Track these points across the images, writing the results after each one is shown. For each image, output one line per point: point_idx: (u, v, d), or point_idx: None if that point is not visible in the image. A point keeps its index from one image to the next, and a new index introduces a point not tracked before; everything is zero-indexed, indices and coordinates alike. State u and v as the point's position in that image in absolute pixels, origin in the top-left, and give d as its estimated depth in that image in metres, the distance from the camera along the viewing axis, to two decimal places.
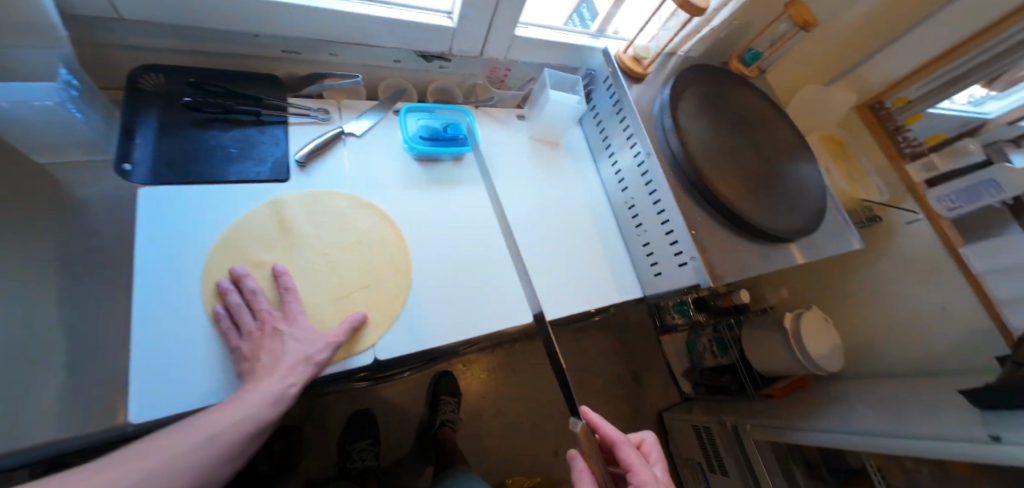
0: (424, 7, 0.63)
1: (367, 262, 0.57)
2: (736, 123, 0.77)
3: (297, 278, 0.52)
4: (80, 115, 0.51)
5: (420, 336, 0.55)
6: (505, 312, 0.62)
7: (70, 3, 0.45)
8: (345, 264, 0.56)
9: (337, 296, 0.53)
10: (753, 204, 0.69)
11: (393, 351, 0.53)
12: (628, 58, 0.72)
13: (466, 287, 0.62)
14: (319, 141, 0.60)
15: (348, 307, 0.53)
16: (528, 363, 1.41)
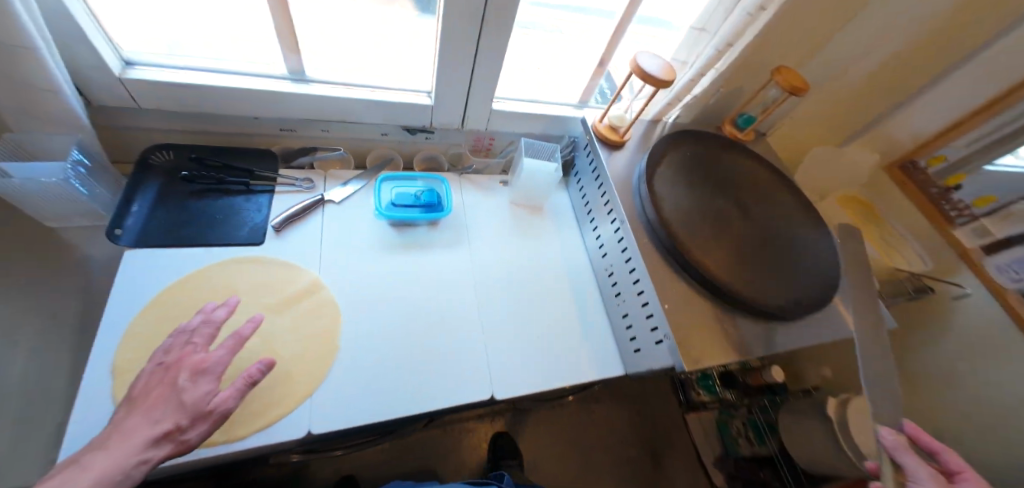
0: (404, 88, 0.69)
1: (322, 327, 0.57)
2: (724, 189, 0.73)
3: (249, 342, 0.53)
4: (86, 191, 0.57)
5: (361, 409, 0.52)
6: (459, 385, 0.58)
7: (91, 93, 0.55)
8: (300, 328, 0.56)
9: (285, 360, 0.53)
10: (743, 276, 0.63)
11: (328, 425, 0.50)
12: (604, 126, 0.73)
13: (420, 357, 0.59)
14: (297, 208, 0.65)
15: (293, 375, 0.52)
16: (532, 434, 1.29)
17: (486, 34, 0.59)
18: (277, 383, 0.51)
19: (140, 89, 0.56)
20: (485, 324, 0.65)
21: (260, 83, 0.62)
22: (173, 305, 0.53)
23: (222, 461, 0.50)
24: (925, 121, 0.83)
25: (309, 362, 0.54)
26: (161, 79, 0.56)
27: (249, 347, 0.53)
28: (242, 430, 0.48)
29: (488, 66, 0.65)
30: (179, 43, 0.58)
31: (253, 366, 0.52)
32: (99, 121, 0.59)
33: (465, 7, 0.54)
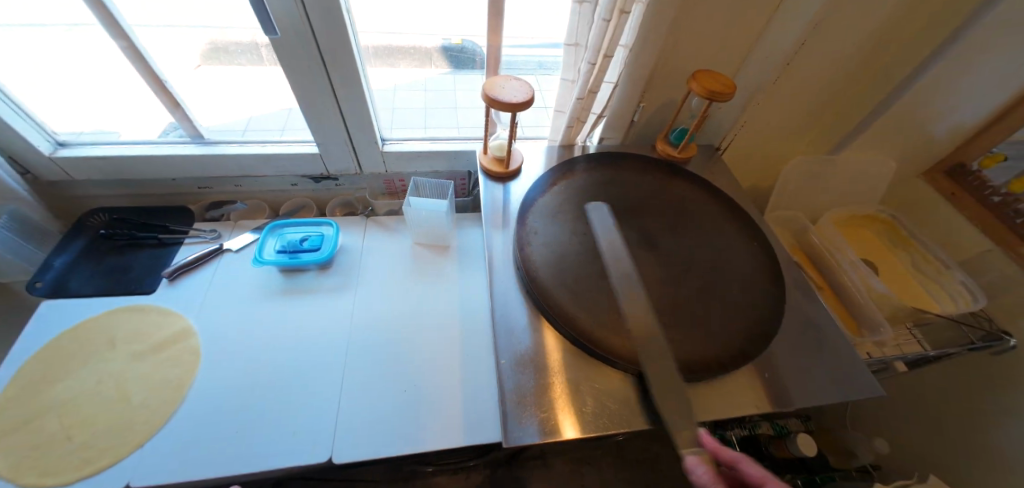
0: (298, 141, 0.74)
1: (179, 375, 0.58)
2: (626, 218, 0.63)
3: (110, 388, 0.57)
4: (15, 249, 0.66)
5: (187, 463, 0.51)
6: (297, 442, 0.54)
7: (36, 171, 0.67)
8: (158, 375, 0.58)
9: (135, 408, 0.55)
10: (624, 322, 0.51)
11: (148, 478, 0.50)
12: (489, 159, 0.68)
13: (268, 408, 0.57)
14: (192, 258, 0.69)
15: (135, 423, 0.54)
16: None
17: (337, 82, 0.61)
18: (119, 430, 0.53)
19: (67, 164, 0.67)
20: (348, 374, 0.61)
21: (166, 148, 0.70)
22: (60, 351, 0.59)
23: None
24: (959, 108, 0.68)
25: (154, 410, 0.55)
26: (83, 154, 0.67)
27: (108, 393, 0.56)
28: (71, 477, 0.50)
29: (356, 112, 0.66)
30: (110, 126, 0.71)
31: (105, 412, 0.55)
32: (53, 193, 0.72)
33: (302, 62, 0.58)
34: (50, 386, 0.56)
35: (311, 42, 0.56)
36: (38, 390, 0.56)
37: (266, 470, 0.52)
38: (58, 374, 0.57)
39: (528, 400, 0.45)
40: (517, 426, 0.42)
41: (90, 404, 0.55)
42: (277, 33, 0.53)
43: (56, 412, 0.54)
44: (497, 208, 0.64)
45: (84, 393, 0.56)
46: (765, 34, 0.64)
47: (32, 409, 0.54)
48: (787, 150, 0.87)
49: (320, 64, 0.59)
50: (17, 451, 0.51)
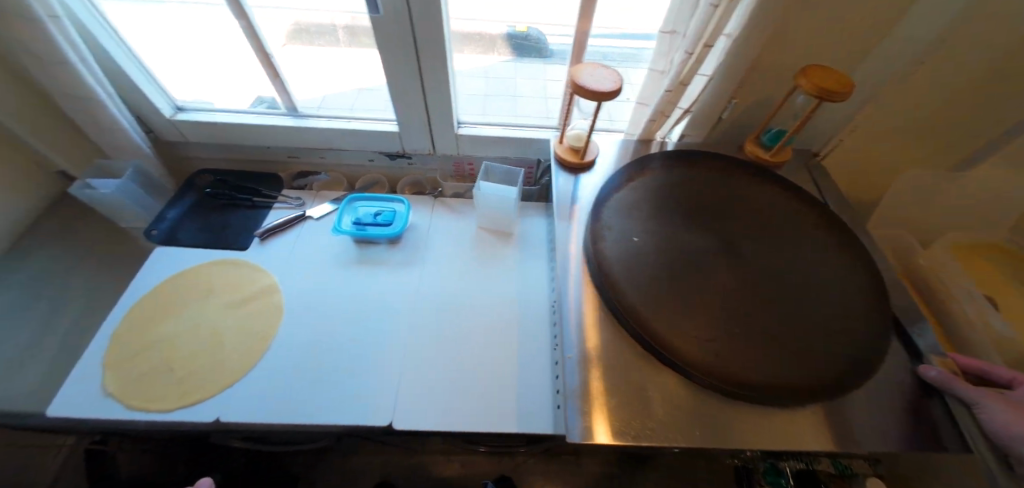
0: (380, 118, 0.77)
1: (263, 327, 0.64)
2: (709, 221, 0.59)
3: (207, 332, 0.63)
4: (138, 200, 0.74)
5: (265, 408, 0.56)
6: (360, 403, 0.57)
7: (158, 132, 0.76)
8: (247, 325, 0.64)
9: (226, 352, 0.61)
10: (701, 332, 0.47)
11: (233, 416, 0.55)
12: (564, 149, 0.67)
13: (337, 368, 0.61)
14: (280, 221, 0.75)
15: (226, 365, 0.60)
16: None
17: (424, 63, 0.63)
18: (214, 369, 0.60)
19: (184, 126, 0.74)
20: (408, 346, 0.63)
21: (265, 119, 0.77)
22: (169, 292, 0.67)
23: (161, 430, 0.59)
24: None
25: (242, 356, 0.61)
26: (199, 120, 0.74)
27: (206, 335, 0.63)
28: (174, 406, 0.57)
29: (438, 94, 0.67)
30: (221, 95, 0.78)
31: (204, 352, 0.61)
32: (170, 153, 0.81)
33: (394, 41, 0.59)
34: (162, 324, 0.64)
35: (405, 22, 0.57)
36: (151, 325, 0.63)
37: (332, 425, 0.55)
38: (166, 313, 0.65)
39: (591, 399, 0.44)
40: (578, 424, 0.42)
41: (191, 343, 0.62)
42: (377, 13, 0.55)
43: (164, 347, 0.62)
44: (569, 200, 0.62)
45: (187, 333, 0.63)
46: (898, 26, 0.56)
47: (147, 342, 0.62)
48: (898, 162, 0.76)
49: (412, 44, 0.60)
50: (133, 376, 0.58)
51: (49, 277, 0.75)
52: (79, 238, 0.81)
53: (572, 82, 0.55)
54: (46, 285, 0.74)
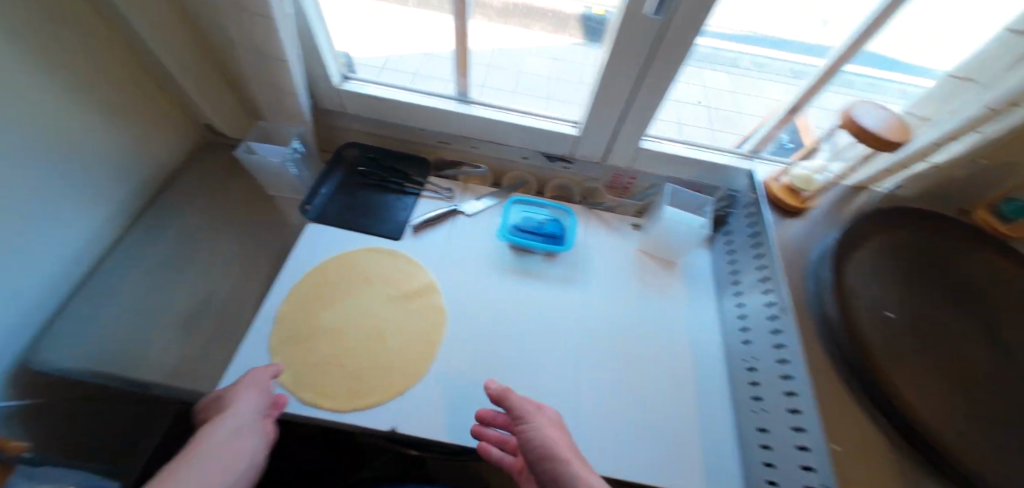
0: (555, 118, 0.70)
1: (426, 334, 0.60)
2: (942, 302, 0.53)
3: (369, 328, 0.60)
4: (295, 171, 0.69)
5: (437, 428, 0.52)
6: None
7: (319, 100, 0.71)
8: (409, 322, 0.60)
9: (391, 352, 0.58)
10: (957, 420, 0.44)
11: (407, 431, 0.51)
12: (780, 187, 0.59)
13: (504, 391, 0.56)
14: (436, 214, 0.70)
15: (392, 370, 0.56)
16: None
17: (648, 69, 0.55)
18: (380, 372, 0.56)
19: (349, 97, 0.69)
20: (578, 377, 0.59)
21: (433, 101, 0.71)
22: (325, 275, 0.63)
23: (316, 426, 0.55)
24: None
25: (407, 362, 0.57)
26: (367, 93, 0.69)
27: (369, 332, 0.59)
28: (339, 407, 0.52)
29: (643, 104, 0.60)
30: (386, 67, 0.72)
31: (368, 350, 0.58)
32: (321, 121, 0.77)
33: (630, 42, 0.52)
34: (322, 311, 0.61)
35: (655, 23, 0.49)
36: (313, 310, 0.60)
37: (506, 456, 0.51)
38: (326, 297, 0.62)
39: None
40: None
41: (354, 335, 0.59)
42: (639, 11, 0.48)
43: (327, 337, 0.58)
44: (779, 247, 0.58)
45: (349, 326, 0.60)
46: None
47: (309, 329, 0.59)
48: None
49: (647, 48, 0.53)
50: (299, 365, 0.55)
51: (190, 235, 0.72)
52: (218, 198, 0.78)
53: (854, 124, 0.47)
54: (183, 242, 0.71)
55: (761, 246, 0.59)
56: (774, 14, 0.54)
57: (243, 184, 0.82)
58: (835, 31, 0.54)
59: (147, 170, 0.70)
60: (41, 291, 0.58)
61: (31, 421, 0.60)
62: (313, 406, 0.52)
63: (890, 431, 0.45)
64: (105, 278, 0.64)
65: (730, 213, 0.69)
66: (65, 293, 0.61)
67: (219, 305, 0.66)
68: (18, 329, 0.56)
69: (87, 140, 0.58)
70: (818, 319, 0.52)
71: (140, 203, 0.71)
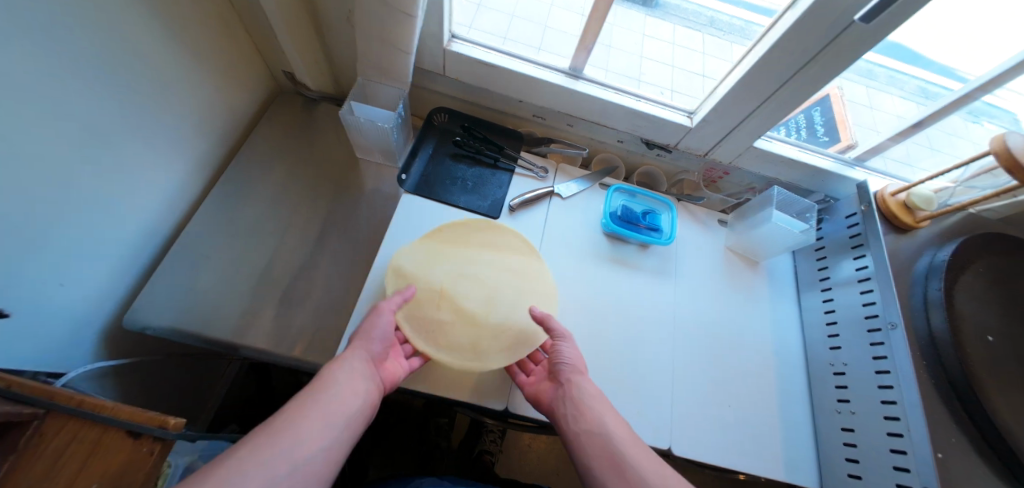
0: (670, 105, 0.68)
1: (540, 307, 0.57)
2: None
3: (481, 296, 0.56)
4: (397, 138, 0.67)
5: None
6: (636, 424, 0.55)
7: (419, 59, 0.66)
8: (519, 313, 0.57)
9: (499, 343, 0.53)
10: None
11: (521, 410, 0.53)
12: (896, 203, 0.60)
13: (607, 382, 0.57)
14: (533, 194, 0.68)
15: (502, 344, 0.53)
16: None
17: (807, 70, 0.53)
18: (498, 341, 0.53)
19: (455, 61, 0.65)
20: (673, 368, 0.60)
21: (543, 72, 0.66)
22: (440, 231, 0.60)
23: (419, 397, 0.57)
24: None
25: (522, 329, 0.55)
26: (477, 57, 0.64)
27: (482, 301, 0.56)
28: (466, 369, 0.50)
29: (778, 107, 0.59)
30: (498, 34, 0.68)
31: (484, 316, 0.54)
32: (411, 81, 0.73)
33: (800, 43, 0.50)
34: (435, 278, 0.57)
35: (839, 29, 0.47)
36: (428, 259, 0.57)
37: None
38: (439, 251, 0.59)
39: None
40: None
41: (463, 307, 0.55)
42: (837, 19, 0.46)
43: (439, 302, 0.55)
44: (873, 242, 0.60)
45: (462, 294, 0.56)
46: None
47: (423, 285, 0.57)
48: None
49: (813, 51, 0.50)
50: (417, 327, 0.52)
51: (269, 191, 0.69)
52: (293, 153, 0.73)
53: (1011, 155, 0.49)
54: (264, 200, 0.68)
55: (864, 256, 0.61)
56: (940, 26, 0.52)
57: (316, 139, 0.77)
58: (985, 58, 0.54)
59: (225, 120, 0.68)
60: (134, 240, 0.57)
61: (128, 372, 0.60)
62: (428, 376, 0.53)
63: (976, 439, 0.49)
64: (190, 231, 0.62)
65: (824, 218, 0.70)
66: (154, 243, 0.61)
67: (307, 269, 0.65)
68: (115, 278, 0.55)
69: (167, 81, 0.54)
70: (920, 333, 0.54)
71: (219, 155, 0.69)
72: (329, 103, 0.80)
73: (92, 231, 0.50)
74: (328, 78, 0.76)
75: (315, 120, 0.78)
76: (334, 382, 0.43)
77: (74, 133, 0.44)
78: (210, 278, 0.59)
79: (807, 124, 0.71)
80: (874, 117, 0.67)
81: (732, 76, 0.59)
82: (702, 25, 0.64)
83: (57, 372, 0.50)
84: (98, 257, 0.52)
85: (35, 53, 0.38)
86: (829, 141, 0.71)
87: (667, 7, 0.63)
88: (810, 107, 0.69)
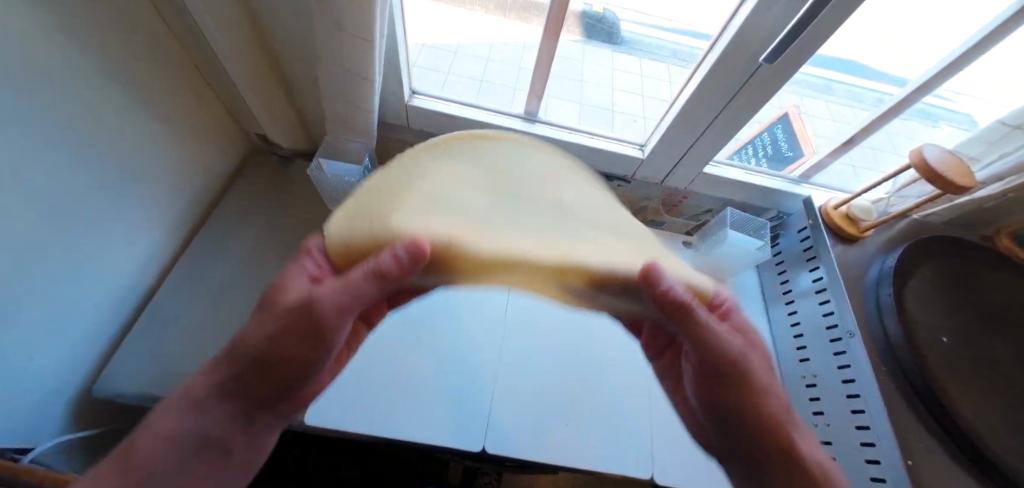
0: (623, 141, 0.73)
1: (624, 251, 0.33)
2: (983, 325, 0.58)
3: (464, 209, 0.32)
4: (365, 189, 0.71)
5: (524, 444, 0.53)
6: (618, 456, 0.54)
7: (385, 115, 0.72)
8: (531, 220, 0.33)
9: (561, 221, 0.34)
10: (1016, 442, 0.49)
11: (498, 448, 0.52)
12: (840, 215, 0.64)
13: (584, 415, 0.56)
14: None
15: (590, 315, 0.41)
16: None
17: (735, 102, 0.58)
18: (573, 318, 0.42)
19: (417, 116, 0.70)
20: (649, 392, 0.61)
21: (501, 118, 0.71)
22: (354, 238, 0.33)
23: (394, 445, 0.56)
24: None
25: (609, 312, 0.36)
26: (438, 110, 0.69)
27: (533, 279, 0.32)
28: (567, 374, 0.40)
29: (718, 133, 0.64)
30: (460, 88, 0.73)
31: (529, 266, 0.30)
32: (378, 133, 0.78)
33: (727, 77, 0.55)
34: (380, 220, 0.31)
35: (752, 68, 0.53)
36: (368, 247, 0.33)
37: (586, 469, 0.53)
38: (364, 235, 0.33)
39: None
40: None
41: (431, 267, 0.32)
42: (751, 57, 0.52)
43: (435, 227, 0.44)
44: (823, 248, 0.63)
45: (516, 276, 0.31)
46: None
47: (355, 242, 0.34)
48: None
49: (738, 84, 0.56)
50: (365, 245, 0.32)
51: (246, 248, 0.71)
52: (269, 209, 0.76)
53: (928, 167, 0.53)
54: (239, 257, 0.70)
55: (819, 268, 0.63)
56: (852, 52, 0.57)
57: (290, 194, 0.80)
58: (918, 65, 0.58)
59: (198, 182, 0.71)
60: (105, 307, 0.58)
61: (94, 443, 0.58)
62: (402, 427, 0.52)
63: (949, 444, 0.49)
64: (163, 294, 0.63)
65: (781, 233, 0.73)
66: (126, 308, 0.61)
67: None
68: (86, 347, 0.56)
69: (145, 153, 0.58)
70: (879, 338, 0.56)
71: (192, 218, 0.71)
72: (302, 159, 0.84)
73: (66, 301, 0.51)
74: (301, 136, 0.81)
75: (289, 176, 0.82)
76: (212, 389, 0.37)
77: (50, 212, 0.46)
78: (183, 340, 0.60)
79: (771, 142, 0.75)
80: (836, 127, 0.70)
81: (672, 111, 0.65)
82: (667, 57, 0.68)
83: (22, 449, 0.49)
84: (69, 327, 0.52)
85: (29, 141, 0.41)
86: (794, 155, 0.76)
87: (632, 43, 0.69)
88: (773, 126, 0.73)
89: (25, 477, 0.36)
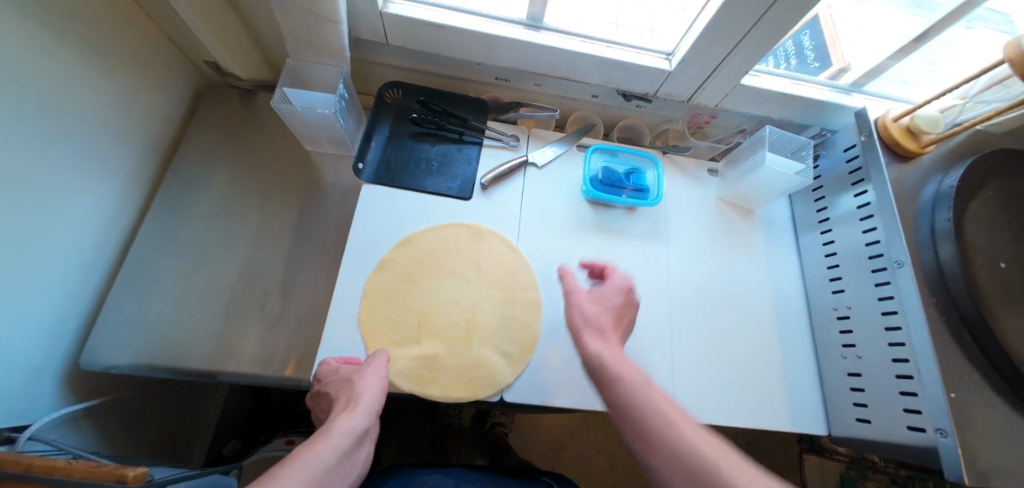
0: (646, 49, 0.61)
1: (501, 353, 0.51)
2: None
3: (459, 320, 0.52)
4: (344, 123, 0.61)
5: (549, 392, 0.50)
6: None
7: (357, 29, 0.59)
8: (480, 321, 0.52)
9: (493, 319, 0.53)
10: None
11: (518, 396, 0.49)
12: (899, 129, 0.56)
13: None
14: (505, 168, 0.62)
15: (484, 365, 0.49)
16: None
17: None
18: (489, 363, 0.50)
19: (396, 30, 0.58)
20: (673, 331, 0.57)
21: (499, 26, 0.58)
22: (421, 258, 0.55)
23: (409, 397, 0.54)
24: None
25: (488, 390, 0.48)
26: (418, 18, 0.56)
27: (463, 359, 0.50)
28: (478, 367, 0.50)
29: (768, 33, 0.52)
30: None
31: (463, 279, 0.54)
32: (353, 53, 0.65)
33: None
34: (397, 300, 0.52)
35: None
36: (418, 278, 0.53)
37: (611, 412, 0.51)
38: (410, 272, 0.54)
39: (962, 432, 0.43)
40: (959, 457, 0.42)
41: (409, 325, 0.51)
42: None
43: (412, 268, 0.54)
44: (877, 170, 0.55)
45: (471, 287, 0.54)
46: None
47: (383, 282, 0.52)
48: None
49: None
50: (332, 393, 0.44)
51: (221, 199, 0.63)
52: (240, 154, 0.67)
53: None
54: (212, 209, 0.62)
55: (866, 192, 0.56)
56: None
57: (261, 134, 0.69)
58: None
59: (147, 127, 0.60)
60: (69, 275, 0.52)
61: (98, 409, 0.57)
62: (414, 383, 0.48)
63: (990, 373, 0.47)
64: (135, 256, 0.57)
65: (823, 153, 0.65)
66: (96, 272, 0.56)
67: (269, 279, 0.59)
68: (59, 317, 0.51)
69: (64, 94, 0.47)
70: (928, 267, 0.51)
71: (150, 168, 0.62)
72: (268, 92, 0.72)
73: (12, 272, 0.45)
74: (261, 63, 0.68)
75: (255, 114, 0.71)
76: (335, 441, 0.35)
77: None
78: (164, 305, 0.55)
79: (796, 51, 0.64)
80: (882, 35, 0.60)
81: (710, 6, 0.51)
82: None
83: (20, 425, 0.48)
84: (27, 297, 0.47)
85: None
86: (821, 67, 0.64)
87: None
88: (799, 31, 0.61)
89: (7, 466, 0.34)
